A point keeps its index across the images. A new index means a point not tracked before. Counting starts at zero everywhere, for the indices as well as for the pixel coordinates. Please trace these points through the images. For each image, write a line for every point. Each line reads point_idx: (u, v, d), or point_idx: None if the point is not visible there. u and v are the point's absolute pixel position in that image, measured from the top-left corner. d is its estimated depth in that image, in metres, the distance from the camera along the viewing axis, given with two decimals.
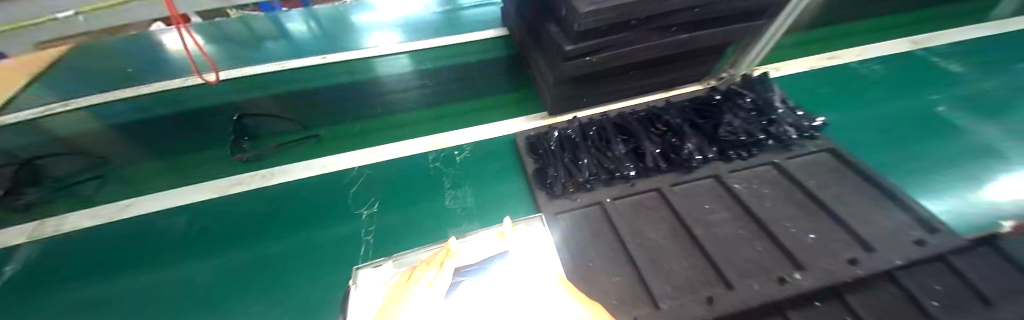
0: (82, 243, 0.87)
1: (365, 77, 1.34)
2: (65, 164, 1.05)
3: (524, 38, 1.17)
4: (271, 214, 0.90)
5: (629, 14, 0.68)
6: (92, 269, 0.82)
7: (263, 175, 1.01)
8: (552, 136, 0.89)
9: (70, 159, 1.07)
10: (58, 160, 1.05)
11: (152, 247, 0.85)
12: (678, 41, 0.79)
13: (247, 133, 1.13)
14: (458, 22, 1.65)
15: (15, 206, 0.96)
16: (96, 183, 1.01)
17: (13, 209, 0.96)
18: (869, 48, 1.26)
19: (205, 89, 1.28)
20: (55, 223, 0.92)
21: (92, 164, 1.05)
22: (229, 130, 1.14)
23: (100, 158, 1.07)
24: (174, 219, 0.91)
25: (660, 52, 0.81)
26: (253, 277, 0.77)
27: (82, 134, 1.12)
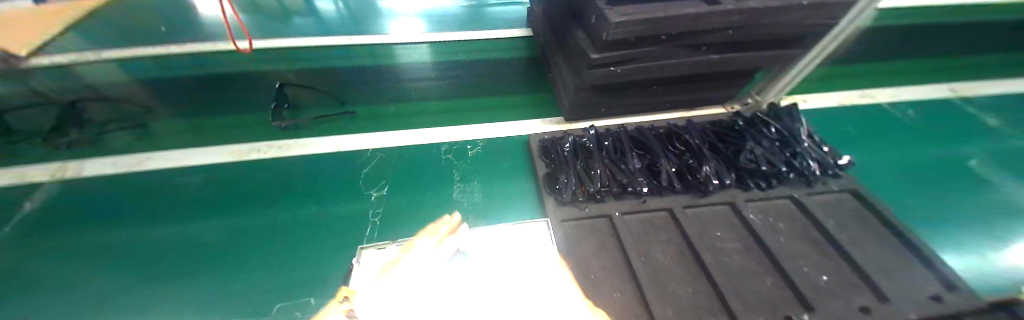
0: (96, 189, 0.89)
1: (387, 62, 1.35)
2: (107, 112, 1.08)
3: (548, 40, 1.16)
4: (281, 185, 0.91)
5: (661, 29, 0.66)
6: (101, 215, 0.83)
7: (276, 146, 1.01)
8: (567, 143, 0.88)
9: (114, 108, 1.10)
10: (102, 108, 1.09)
11: (162, 202, 0.86)
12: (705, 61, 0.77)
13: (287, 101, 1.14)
14: (483, 18, 1.65)
15: (58, 145, 0.97)
16: (136, 136, 1.03)
17: (54, 148, 0.98)
18: (902, 90, 1.22)
19: (233, 56, 1.32)
20: (76, 167, 0.94)
21: (134, 113, 1.09)
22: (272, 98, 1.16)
23: (138, 111, 1.09)
24: (187, 178, 0.92)
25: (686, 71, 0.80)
26: (256, 244, 0.77)
27: (121, 86, 1.17)
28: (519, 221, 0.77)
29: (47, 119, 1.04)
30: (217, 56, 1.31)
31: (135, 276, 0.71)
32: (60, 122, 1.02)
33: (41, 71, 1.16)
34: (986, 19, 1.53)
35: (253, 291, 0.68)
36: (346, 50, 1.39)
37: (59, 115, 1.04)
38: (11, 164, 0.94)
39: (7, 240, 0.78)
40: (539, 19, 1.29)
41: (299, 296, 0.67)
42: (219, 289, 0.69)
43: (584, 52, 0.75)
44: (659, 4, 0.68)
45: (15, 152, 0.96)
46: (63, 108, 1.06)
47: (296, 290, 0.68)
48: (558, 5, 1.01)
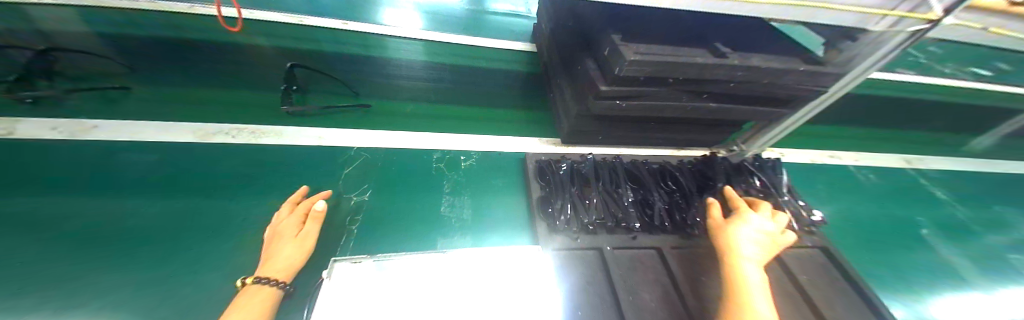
0: (32, 155, 0.78)
1: (383, 56, 1.30)
2: (81, 65, 0.98)
3: (553, 59, 1.16)
4: (253, 176, 0.83)
5: (670, 72, 0.69)
6: (34, 186, 0.72)
7: (252, 131, 0.93)
8: (563, 167, 0.88)
9: (88, 60, 1.00)
10: (79, 61, 0.99)
11: (112, 179, 0.77)
12: (704, 107, 0.81)
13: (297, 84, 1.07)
14: (487, 26, 1.64)
15: (21, 97, 0.83)
16: (108, 96, 0.92)
17: (16, 100, 0.85)
18: (863, 154, 1.34)
19: (215, 24, 1.23)
20: (10, 124, 0.81)
21: (103, 71, 0.99)
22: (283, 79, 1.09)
23: (104, 70, 0.99)
24: (143, 155, 0.82)
25: (686, 115, 0.83)
26: (217, 236, 0.70)
27: (84, 42, 1.05)
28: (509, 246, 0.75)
29: (3, 68, 0.91)
30: (199, 23, 1.21)
31: (59, 261, 0.61)
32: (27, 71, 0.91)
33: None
34: (933, 99, 1.73)
35: (206, 291, 0.60)
36: (342, 38, 1.33)
37: (28, 66, 0.92)
38: None
39: None
40: (545, 38, 1.29)
41: None
42: (160, 288, 0.60)
43: (592, 82, 0.76)
44: (670, 49, 0.71)
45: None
46: (33, 57, 0.94)
47: None
48: (569, 32, 1.03)
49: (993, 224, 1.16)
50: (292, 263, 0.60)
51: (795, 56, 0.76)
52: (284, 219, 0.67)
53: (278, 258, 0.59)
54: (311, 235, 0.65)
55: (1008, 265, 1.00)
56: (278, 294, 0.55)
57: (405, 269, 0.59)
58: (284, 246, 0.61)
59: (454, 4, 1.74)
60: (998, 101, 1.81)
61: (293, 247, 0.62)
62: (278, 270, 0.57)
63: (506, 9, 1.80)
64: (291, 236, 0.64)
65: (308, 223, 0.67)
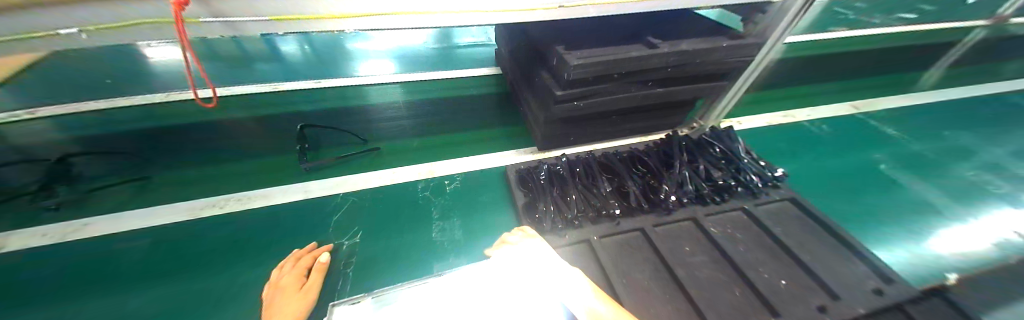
0: (33, 261, 0.79)
1: (358, 103, 1.37)
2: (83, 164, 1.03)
3: (514, 77, 1.25)
4: (246, 241, 0.85)
5: (613, 68, 0.77)
6: (38, 291, 0.74)
7: (239, 199, 0.95)
8: (540, 172, 0.93)
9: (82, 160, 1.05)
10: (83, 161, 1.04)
11: (110, 269, 0.78)
12: (653, 93, 0.89)
13: (309, 143, 1.14)
14: (453, 59, 1.75)
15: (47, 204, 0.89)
16: (103, 190, 0.95)
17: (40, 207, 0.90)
18: (818, 108, 1.44)
19: (192, 105, 1.29)
20: (0, 239, 0.82)
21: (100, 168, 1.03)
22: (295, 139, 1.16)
23: (99, 166, 1.03)
24: (136, 241, 0.84)
25: (639, 102, 0.90)
26: (220, 305, 0.72)
27: (66, 145, 1.09)
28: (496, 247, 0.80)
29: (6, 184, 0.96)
30: (176, 108, 1.27)
31: None
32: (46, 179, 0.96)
33: None
34: (868, 48, 1.89)
35: None
36: (317, 96, 1.40)
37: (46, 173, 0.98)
38: None
39: None
40: (506, 59, 1.39)
41: None
42: None
43: (549, 89, 0.84)
44: (610, 48, 0.80)
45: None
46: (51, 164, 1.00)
47: None
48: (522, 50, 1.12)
49: (946, 151, 1.26)
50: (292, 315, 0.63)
51: (720, 35, 0.86)
52: (285, 275, 0.70)
53: (283, 313, 0.62)
54: (313, 286, 0.69)
55: (977, 192, 1.06)
56: None
57: (403, 304, 0.61)
58: (289, 300, 0.65)
59: (419, 45, 1.85)
60: (925, 39, 2.00)
61: (295, 303, 0.65)
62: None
63: (469, 40, 1.92)
64: (296, 291, 0.67)
65: (312, 275, 0.71)
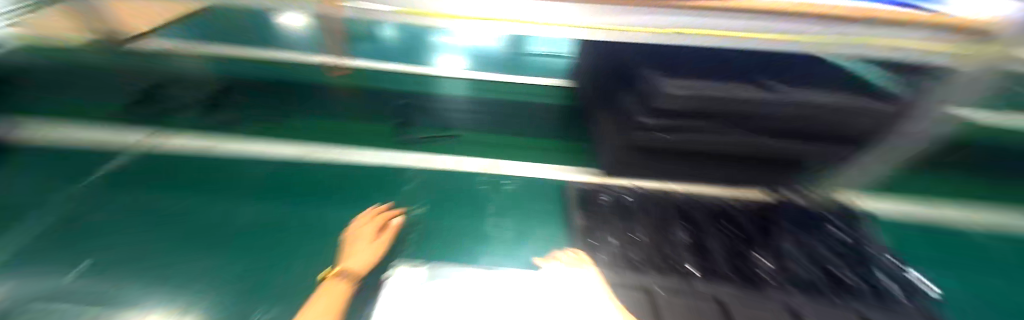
0: (184, 158, 1.12)
1: (430, 91, 1.49)
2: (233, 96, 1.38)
3: (587, 93, 1.20)
4: (314, 188, 1.04)
5: (712, 106, 0.71)
6: (179, 181, 1.04)
7: (339, 151, 1.20)
8: (601, 201, 0.94)
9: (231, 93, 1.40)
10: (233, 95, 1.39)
11: (223, 180, 1.05)
12: (745, 142, 0.82)
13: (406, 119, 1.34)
14: (526, 62, 1.73)
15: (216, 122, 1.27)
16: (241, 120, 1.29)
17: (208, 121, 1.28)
18: (1001, 209, 1.04)
19: (304, 68, 1.55)
20: (175, 141, 1.18)
21: (243, 100, 1.38)
22: (398, 113, 1.38)
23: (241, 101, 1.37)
24: (259, 166, 1.11)
25: (729, 148, 0.84)
26: (270, 236, 0.88)
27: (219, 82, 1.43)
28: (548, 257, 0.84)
29: (187, 100, 1.34)
30: (293, 67, 1.54)
31: (166, 236, 0.86)
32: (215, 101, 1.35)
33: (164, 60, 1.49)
34: None
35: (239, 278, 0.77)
36: (399, 78, 1.54)
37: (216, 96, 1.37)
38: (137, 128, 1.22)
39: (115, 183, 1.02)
40: (583, 72, 1.30)
41: (258, 299, 0.72)
42: (215, 268, 0.79)
43: (633, 115, 0.79)
44: (717, 85, 0.70)
45: (151, 127, 1.23)
46: (219, 91, 1.39)
47: (260, 294, 0.74)
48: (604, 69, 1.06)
49: None
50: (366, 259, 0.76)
51: (845, 91, 0.76)
52: (364, 225, 0.87)
53: (358, 256, 0.77)
54: (383, 241, 0.82)
55: None
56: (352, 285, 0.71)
57: None
58: (364, 246, 0.80)
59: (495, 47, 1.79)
60: None
61: (366, 250, 0.79)
62: (356, 261, 0.75)
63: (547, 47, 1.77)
64: (370, 241, 0.81)
65: (383, 233, 0.85)
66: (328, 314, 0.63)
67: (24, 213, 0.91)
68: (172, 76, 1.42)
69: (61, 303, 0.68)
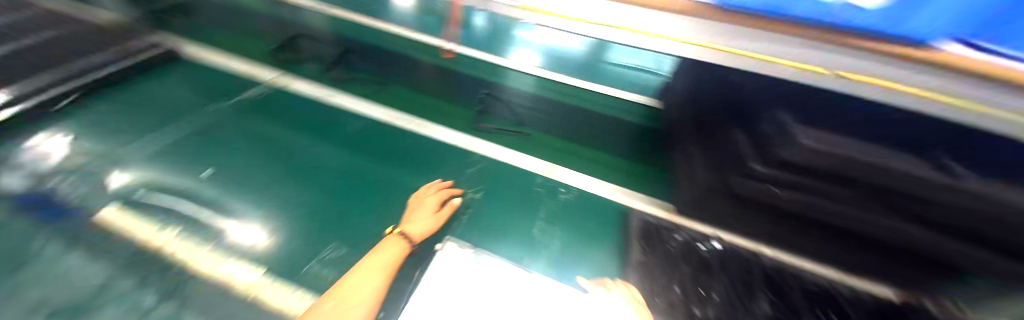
0: (300, 101, 1.40)
1: (501, 83, 1.51)
2: (342, 55, 1.63)
3: (678, 115, 1.08)
4: (387, 152, 1.23)
5: (855, 173, 0.61)
6: (295, 119, 1.32)
7: (418, 124, 1.34)
8: (672, 241, 0.89)
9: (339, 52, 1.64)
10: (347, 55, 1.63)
11: (323, 126, 1.30)
12: (890, 228, 0.66)
13: (485, 109, 1.40)
14: (605, 70, 1.58)
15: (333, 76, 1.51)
16: (344, 78, 1.53)
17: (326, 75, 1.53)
18: None
19: (399, 39, 1.72)
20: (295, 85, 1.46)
21: (350, 61, 1.61)
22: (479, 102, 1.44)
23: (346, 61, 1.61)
24: (355, 118, 1.35)
25: (863, 228, 0.69)
26: (349, 185, 1.11)
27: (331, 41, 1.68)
28: (595, 279, 0.85)
29: (310, 53, 1.63)
30: (391, 37, 1.72)
31: (281, 165, 1.15)
32: (337, 59, 1.60)
33: (301, 15, 1.81)
34: None
35: (327, 214, 1.02)
36: (476, 65, 1.60)
37: (338, 56, 1.62)
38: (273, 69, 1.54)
39: (255, 110, 1.34)
40: (676, 92, 1.16)
41: (336, 235, 0.98)
42: (313, 201, 1.05)
43: (742, 156, 0.71)
44: (860, 146, 0.60)
45: (285, 72, 1.53)
46: (340, 53, 1.63)
47: (337, 232, 0.98)
48: (710, 91, 0.90)
49: None
50: (423, 227, 0.92)
51: None
52: (426, 197, 1.01)
53: (418, 224, 0.92)
54: (441, 217, 0.96)
55: None
56: (406, 248, 0.87)
57: None
58: (424, 217, 0.94)
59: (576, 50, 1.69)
60: None
61: (425, 221, 0.93)
62: (415, 229, 0.91)
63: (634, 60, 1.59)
64: (428, 215, 0.95)
65: (444, 210, 0.98)
66: (384, 266, 0.81)
67: (199, 123, 1.26)
68: (305, 29, 1.74)
69: (215, 195, 1.04)
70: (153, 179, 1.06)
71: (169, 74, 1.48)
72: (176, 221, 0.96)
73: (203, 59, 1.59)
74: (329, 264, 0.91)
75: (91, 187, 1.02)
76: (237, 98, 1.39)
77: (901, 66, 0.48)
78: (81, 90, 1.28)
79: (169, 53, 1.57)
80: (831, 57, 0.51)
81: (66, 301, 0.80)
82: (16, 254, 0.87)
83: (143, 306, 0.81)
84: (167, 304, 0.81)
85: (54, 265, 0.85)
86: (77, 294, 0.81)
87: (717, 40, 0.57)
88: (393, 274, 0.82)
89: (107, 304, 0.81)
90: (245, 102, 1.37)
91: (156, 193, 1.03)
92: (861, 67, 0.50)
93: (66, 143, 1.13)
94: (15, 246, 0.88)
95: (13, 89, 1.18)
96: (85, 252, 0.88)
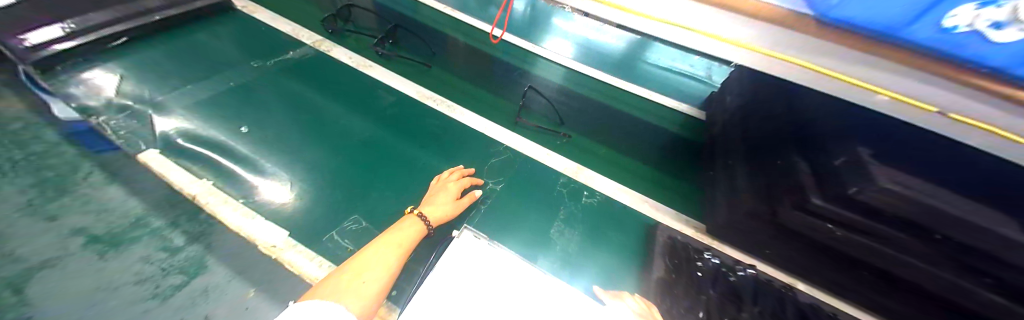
0: (335, 67, 1.41)
1: (536, 72, 1.45)
2: (382, 26, 1.64)
3: (722, 132, 1.01)
4: (413, 130, 1.22)
5: (936, 225, 0.54)
6: (328, 85, 1.33)
7: (446, 106, 1.32)
8: (699, 263, 0.84)
9: (378, 24, 1.64)
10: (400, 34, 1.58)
11: (354, 96, 1.30)
12: (954, 285, 0.60)
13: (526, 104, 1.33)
14: (648, 71, 1.48)
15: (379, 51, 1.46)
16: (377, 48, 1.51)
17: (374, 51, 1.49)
18: None
19: (438, 16, 1.69)
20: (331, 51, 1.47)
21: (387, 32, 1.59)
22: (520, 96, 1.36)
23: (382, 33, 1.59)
24: (387, 92, 1.34)
25: (922, 280, 0.63)
26: (375, 159, 1.11)
27: (372, 12, 1.69)
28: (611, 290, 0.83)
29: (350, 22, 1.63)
30: (430, 13, 1.70)
31: (311, 130, 1.16)
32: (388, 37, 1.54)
33: None
34: None
35: (350, 186, 1.03)
36: (510, 50, 1.56)
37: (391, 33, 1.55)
38: (313, 32, 1.55)
39: (292, 71, 1.35)
40: (723, 107, 1.08)
41: (358, 208, 0.98)
42: (339, 171, 1.06)
43: (799, 187, 0.65)
44: (952, 197, 0.53)
45: (324, 37, 1.53)
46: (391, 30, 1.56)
47: (359, 205, 0.99)
48: (770, 119, 0.85)
49: None
50: (441, 211, 0.91)
51: None
52: (448, 182, 0.99)
53: (438, 209, 0.91)
54: (461, 206, 0.95)
55: None
56: (423, 231, 0.86)
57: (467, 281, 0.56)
58: (444, 202, 0.93)
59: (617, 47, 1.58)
60: None
61: (444, 207, 0.92)
62: (434, 212, 0.90)
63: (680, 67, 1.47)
64: (447, 199, 0.94)
65: (464, 198, 0.97)
66: (399, 245, 0.80)
67: (240, 77, 1.29)
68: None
69: (249, 152, 1.06)
70: (193, 128, 1.09)
71: (217, 25, 1.51)
72: (208, 174, 1.00)
73: (251, 15, 1.61)
74: (350, 235, 0.92)
75: (135, 126, 1.07)
76: (279, 58, 1.40)
77: (993, 104, 0.44)
78: (136, 32, 1.33)
79: (223, 3, 1.59)
80: (921, 85, 0.45)
81: (104, 230, 0.85)
82: (62, 178, 0.92)
83: (173, 246, 0.86)
84: (196, 247, 0.88)
85: (102, 196, 0.91)
86: (114, 225, 0.86)
87: (803, 55, 0.48)
88: (408, 254, 0.81)
89: (141, 238, 0.86)
90: (283, 62, 1.39)
91: (193, 143, 1.06)
92: (956, 102, 0.45)
93: (116, 81, 1.18)
94: (63, 171, 0.93)
95: (76, 22, 1.20)
96: (126, 187, 0.95)
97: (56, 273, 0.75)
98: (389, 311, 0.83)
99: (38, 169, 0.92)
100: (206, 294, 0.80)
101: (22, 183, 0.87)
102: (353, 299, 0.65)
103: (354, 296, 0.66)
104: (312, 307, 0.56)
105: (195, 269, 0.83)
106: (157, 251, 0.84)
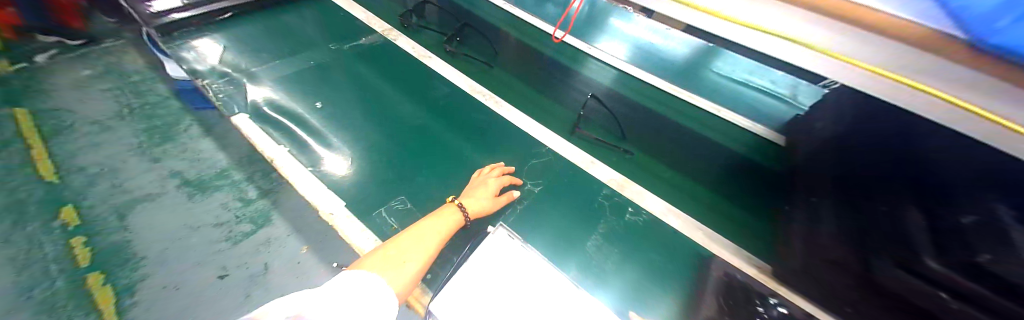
0: (400, 54, 1.48)
1: (587, 73, 1.34)
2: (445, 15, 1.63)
3: (806, 159, 0.87)
4: (461, 122, 1.25)
5: None
6: (395, 71, 1.41)
7: (492, 101, 1.32)
8: (760, 309, 0.77)
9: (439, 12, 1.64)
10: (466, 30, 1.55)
11: (414, 84, 1.37)
12: None
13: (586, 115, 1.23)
14: (717, 83, 1.25)
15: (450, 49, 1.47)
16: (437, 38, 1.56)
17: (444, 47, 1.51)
18: None
19: None
20: (396, 38, 1.55)
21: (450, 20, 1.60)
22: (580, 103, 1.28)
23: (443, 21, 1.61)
24: (442, 84, 1.38)
25: None
26: (424, 147, 1.16)
27: None
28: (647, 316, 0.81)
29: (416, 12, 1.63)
30: None
31: (371, 112, 1.24)
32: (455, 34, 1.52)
33: None
34: None
35: (399, 168, 1.08)
36: (561, 46, 1.45)
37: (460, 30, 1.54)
38: (382, 18, 1.64)
39: (367, 54, 1.46)
40: (809, 129, 0.92)
41: (402, 190, 1.03)
42: (391, 152, 1.12)
43: (914, 244, 0.54)
44: None
45: (393, 26, 1.61)
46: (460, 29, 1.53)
47: (402, 187, 1.04)
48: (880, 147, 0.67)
49: None
50: (480, 205, 0.92)
51: None
52: (488, 178, 1.00)
53: (478, 202, 0.92)
54: (499, 203, 0.96)
55: None
56: (460, 221, 0.88)
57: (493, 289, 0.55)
58: (482, 197, 0.94)
59: (677, 45, 1.35)
60: None
61: (483, 202, 0.93)
62: (473, 204, 0.91)
63: (758, 78, 1.22)
64: (485, 193, 0.95)
65: (502, 196, 0.98)
66: (439, 232, 0.82)
67: (316, 56, 1.42)
68: None
69: (320, 126, 1.16)
70: (277, 98, 1.23)
71: (302, 6, 1.65)
72: (285, 141, 1.11)
73: None
74: (396, 214, 0.97)
75: (231, 91, 1.21)
76: (353, 42, 1.51)
77: None
78: (240, 9, 1.51)
79: None
80: None
81: (194, 176, 1.01)
82: (170, 127, 1.12)
83: (247, 198, 0.99)
84: (265, 201, 0.99)
85: (195, 147, 1.08)
86: (203, 172, 1.03)
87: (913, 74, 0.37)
88: (445, 242, 0.83)
89: (222, 187, 1.00)
90: (356, 46, 1.50)
91: (271, 112, 1.18)
92: None
93: (219, 50, 1.35)
94: (169, 121, 1.13)
95: None
96: (216, 142, 1.10)
97: (153, 208, 0.94)
98: (422, 293, 0.86)
99: (150, 117, 1.14)
100: (268, 244, 0.92)
101: (135, 130, 1.10)
102: (394, 275, 0.68)
103: (396, 273, 0.69)
104: (357, 279, 0.60)
105: (262, 221, 0.95)
106: (234, 200, 0.98)
